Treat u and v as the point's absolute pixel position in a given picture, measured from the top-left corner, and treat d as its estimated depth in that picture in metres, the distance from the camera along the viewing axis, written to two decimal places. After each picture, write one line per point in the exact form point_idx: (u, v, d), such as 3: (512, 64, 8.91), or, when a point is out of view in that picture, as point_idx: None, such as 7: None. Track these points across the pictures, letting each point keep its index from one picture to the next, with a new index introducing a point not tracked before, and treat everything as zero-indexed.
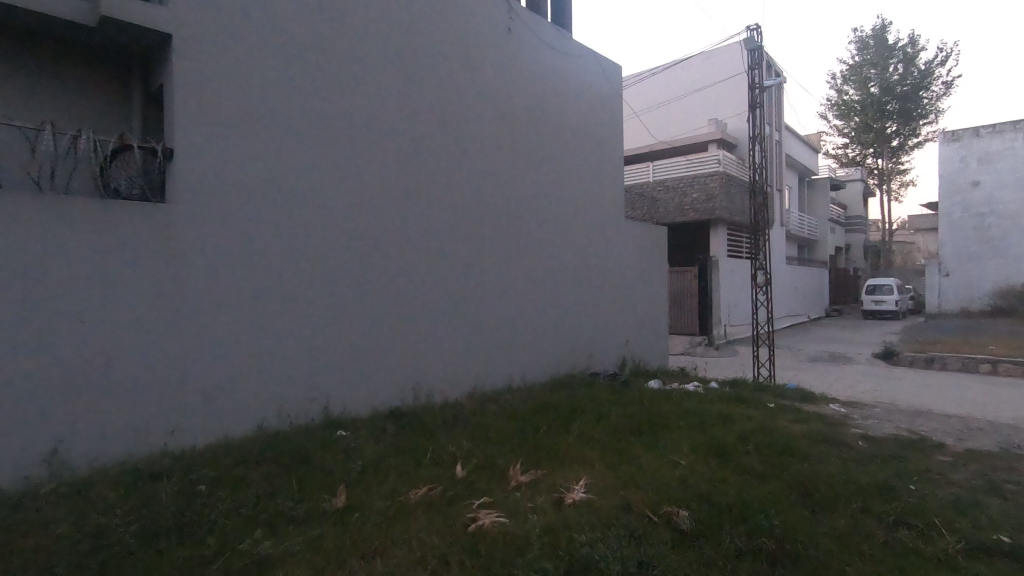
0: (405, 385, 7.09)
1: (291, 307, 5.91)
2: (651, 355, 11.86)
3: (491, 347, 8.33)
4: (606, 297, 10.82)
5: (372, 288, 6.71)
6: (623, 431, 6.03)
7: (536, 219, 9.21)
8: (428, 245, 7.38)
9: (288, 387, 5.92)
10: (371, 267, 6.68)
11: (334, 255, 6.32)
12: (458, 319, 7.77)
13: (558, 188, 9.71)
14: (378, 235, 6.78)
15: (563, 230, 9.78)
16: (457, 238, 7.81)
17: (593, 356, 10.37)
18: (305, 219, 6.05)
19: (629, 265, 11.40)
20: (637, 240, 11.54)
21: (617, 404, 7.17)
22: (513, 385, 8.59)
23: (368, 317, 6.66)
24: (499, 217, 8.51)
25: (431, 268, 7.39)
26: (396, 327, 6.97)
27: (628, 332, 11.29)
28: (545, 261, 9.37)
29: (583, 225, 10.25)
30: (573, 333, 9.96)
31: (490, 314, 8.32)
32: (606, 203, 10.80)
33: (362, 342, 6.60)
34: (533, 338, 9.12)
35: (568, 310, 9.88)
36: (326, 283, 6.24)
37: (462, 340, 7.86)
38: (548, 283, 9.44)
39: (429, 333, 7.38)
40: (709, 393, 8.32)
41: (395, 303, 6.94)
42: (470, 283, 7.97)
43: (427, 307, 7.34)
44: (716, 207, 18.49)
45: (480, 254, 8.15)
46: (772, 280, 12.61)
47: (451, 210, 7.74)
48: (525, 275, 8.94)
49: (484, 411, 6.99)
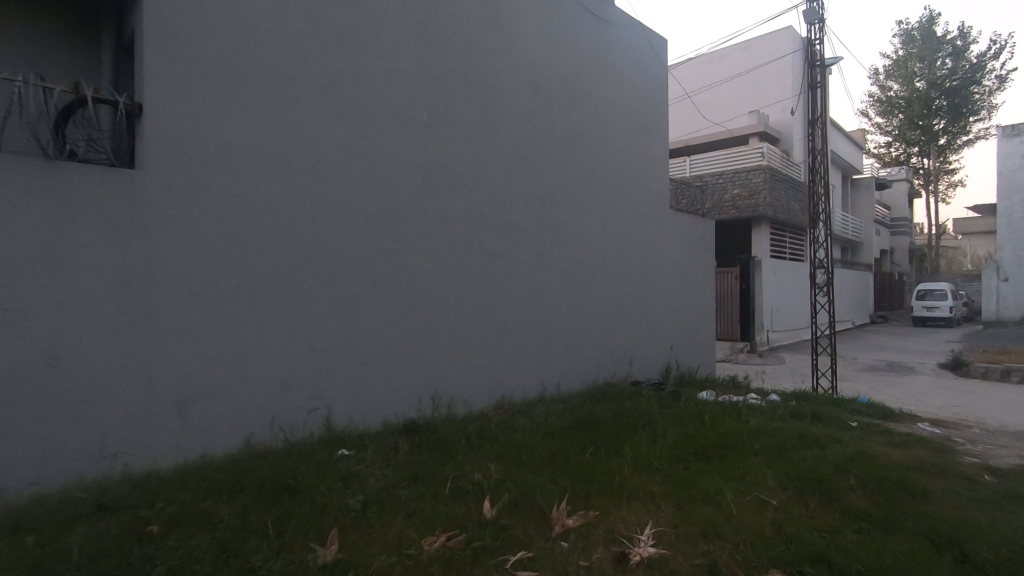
0: (423, 394, 6.10)
1: (284, 300, 4.98)
2: (698, 362, 10.67)
3: (521, 352, 7.30)
4: (649, 296, 9.68)
5: (385, 281, 5.75)
6: (689, 456, 4.91)
7: (572, 209, 8.17)
8: (450, 232, 6.41)
9: (282, 396, 4.98)
10: (383, 256, 5.73)
11: (340, 241, 5.38)
12: (483, 317, 6.76)
13: (596, 173, 8.64)
14: (391, 218, 5.82)
15: (602, 220, 8.72)
16: (484, 227, 6.82)
17: (635, 362, 9.24)
18: (305, 198, 5.13)
19: (674, 261, 10.24)
20: (682, 234, 10.39)
21: (673, 420, 6.05)
22: (546, 394, 7.53)
23: (379, 315, 5.70)
24: (531, 204, 7.50)
25: (453, 259, 6.42)
26: (413, 328, 6.00)
27: (673, 336, 10.13)
28: (582, 255, 8.31)
29: (624, 216, 9.16)
30: (613, 337, 8.86)
31: (521, 314, 7.29)
32: (649, 193, 9.69)
33: (372, 343, 5.64)
34: (568, 341, 8.05)
35: (607, 311, 8.78)
36: (329, 273, 5.30)
37: (489, 343, 6.84)
38: (585, 279, 8.37)
39: (451, 335, 6.39)
40: (776, 408, 7.11)
41: (410, 300, 5.97)
42: (498, 278, 6.96)
43: (448, 304, 6.35)
44: (760, 203, 17.14)
45: (509, 245, 7.13)
46: (833, 280, 11.27)
47: (477, 194, 6.75)
48: (559, 269, 7.89)
49: (515, 426, 5.95)
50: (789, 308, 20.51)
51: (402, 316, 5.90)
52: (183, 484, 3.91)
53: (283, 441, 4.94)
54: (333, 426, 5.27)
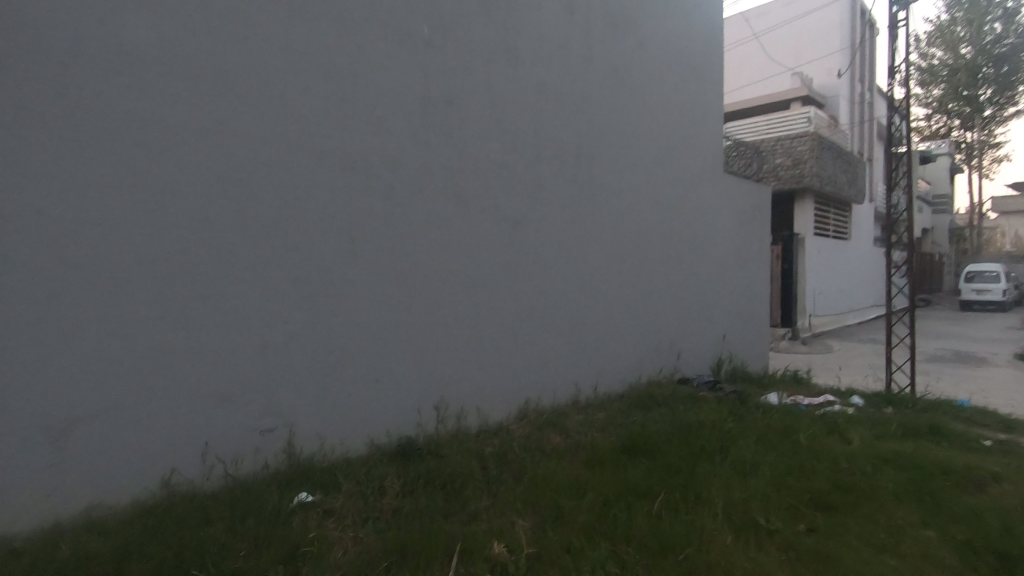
0: (423, 404, 4.63)
1: (222, 280, 3.53)
2: (751, 355, 9.09)
3: (549, 346, 5.79)
4: (699, 276, 8.09)
5: (367, 252, 4.26)
6: (806, 506, 3.39)
7: (610, 167, 6.58)
8: (455, 192, 4.91)
9: (222, 415, 3.53)
10: (363, 219, 4.25)
11: (300, 197, 3.90)
12: (500, 303, 5.27)
13: (638, 124, 7.03)
14: (374, 170, 4.34)
15: (645, 184, 7.11)
16: (500, 186, 5.30)
17: (683, 356, 7.69)
18: (247, 135, 3.66)
19: (727, 235, 8.59)
20: (735, 202, 8.75)
21: (757, 439, 4.52)
22: (580, 399, 6.03)
23: (360, 299, 4.22)
24: (560, 160, 5.93)
25: (458, 226, 4.92)
26: (407, 316, 4.52)
27: (725, 324, 8.54)
28: (620, 226, 6.75)
29: (671, 179, 7.54)
30: (657, 325, 7.31)
31: (547, 298, 5.78)
32: (700, 152, 8.03)
33: (352, 337, 4.17)
34: (606, 331, 6.54)
35: (650, 295, 7.22)
36: (286, 242, 3.84)
37: (508, 335, 5.35)
38: (625, 255, 6.82)
39: (458, 325, 4.90)
40: (879, 421, 5.54)
41: (402, 278, 4.48)
42: (518, 252, 5.45)
43: (453, 285, 4.86)
44: (806, 174, 15.34)
45: (532, 211, 5.60)
46: (912, 258, 9.54)
47: (490, 144, 5.23)
48: (594, 242, 6.36)
49: (545, 449, 4.47)
50: (832, 290, 18.72)
51: (392, 299, 4.41)
52: (30, 568, 2.52)
53: (221, 478, 3.50)
54: (296, 453, 3.82)
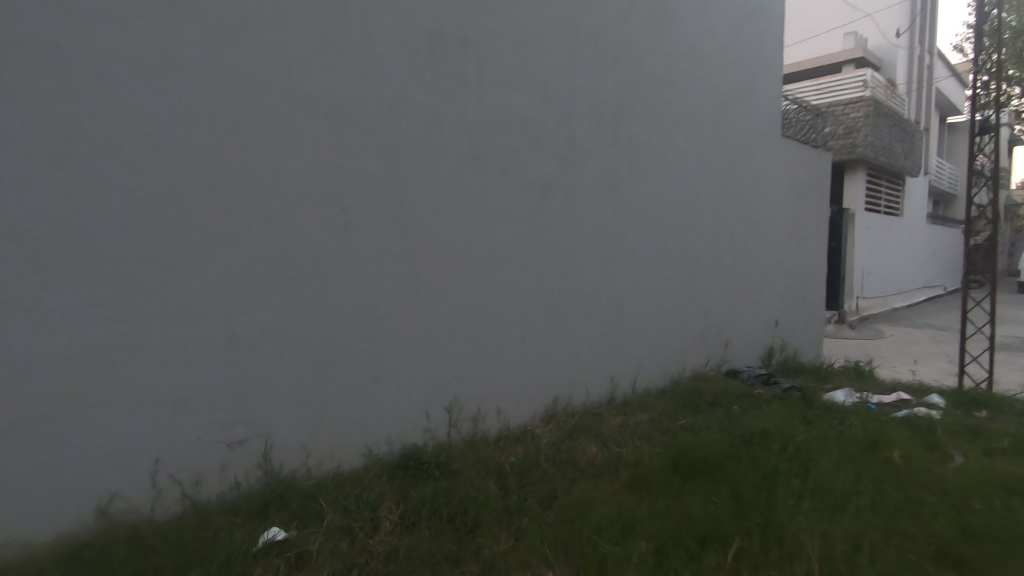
0: (432, 405, 3.88)
1: (175, 258, 2.81)
2: (806, 343, 8.14)
3: (581, 335, 4.98)
4: (751, 255, 7.13)
5: (360, 225, 3.50)
6: (929, 566, 2.58)
7: (654, 126, 5.65)
8: (470, 152, 4.10)
9: (178, 425, 2.84)
10: (356, 183, 3.47)
11: (276, 155, 3.14)
12: (524, 285, 4.48)
13: (688, 77, 6.04)
14: (369, 123, 3.55)
15: (694, 147, 6.16)
16: (524, 146, 4.47)
17: (731, 345, 6.80)
18: (205, 73, 2.89)
19: (783, 208, 7.58)
20: (794, 171, 7.70)
21: (843, 456, 3.68)
22: (617, 396, 5.23)
23: (354, 281, 3.47)
24: (596, 117, 5.04)
25: (474, 194, 4.12)
26: (412, 300, 3.76)
27: (778, 309, 7.59)
28: (664, 196, 5.84)
29: (723, 143, 6.55)
30: (704, 310, 6.43)
31: (580, 279, 4.97)
32: (757, 111, 6.99)
33: (344, 327, 3.43)
34: (646, 317, 5.70)
35: (696, 275, 6.32)
36: (260, 210, 3.09)
37: (533, 323, 4.56)
38: (669, 229, 5.93)
39: (474, 312, 4.13)
40: (981, 430, 4.61)
41: (405, 256, 3.72)
42: (545, 226, 4.63)
43: (468, 264, 4.08)
44: (860, 143, 14.00)
45: (562, 177, 4.76)
46: (996, 234, 8.37)
47: (513, 95, 4.39)
48: (634, 214, 5.48)
49: (579, 464, 3.71)
50: (882, 270, 17.39)
51: (392, 281, 3.65)
52: None
53: (179, 503, 2.83)
54: (274, 469, 3.13)
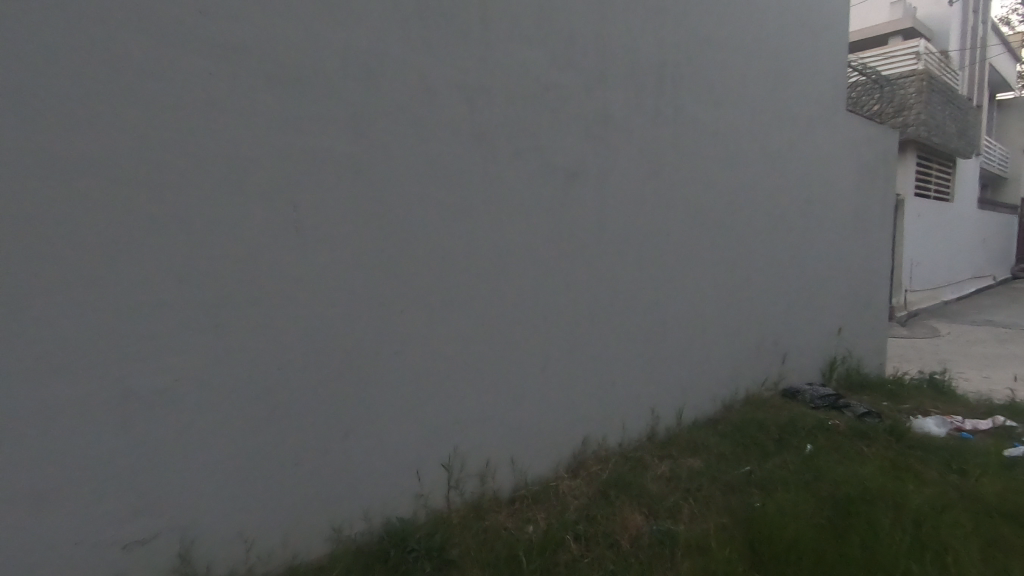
0: (425, 463, 2.97)
1: (31, 288, 1.91)
2: (869, 351, 7.06)
3: (614, 359, 4.02)
4: (812, 251, 6.06)
5: (319, 231, 2.57)
6: None
7: (705, 98, 4.60)
8: (471, 131, 3.16)
9: (44, 528, 1.97)
10: (312, 174, 2.54)
11: (190, 135, 2.21)
12: (542, 300, 3.53)
13: (743, 39, 4.95)
14: (332, 91, 2.61)
15: (750, 124, 5.09)
16: (542, 124, 3.49)
17: (789, 358, 5.77)
18: (74, 13, 1.96)
19: (848, 196, 6.47)
20: (860, 152, 6.56)
21: (982, 550, 2.75)
22: (659, 431, 4.27)
23: (310, 307, 2.54)
24: (636, 87, 4.02)
25: (475, 185, 3.17)
26: (393, 328, 2.83)
27: (840, 314, 6.51)
28: (715, 184, 4.81)
29: (782, 119, 5.46)
30: (759, 320, 5.40)
31: (612, 290, 3.99)
32: (821, 80, 5.86)
33: (299, 370, 2.52)
34: (693, 331, 4.70)
35: (749, 279, 5.29)
36: (168, 213, 2.17)
37: (554, 348, 3.62)
38: (719, 224, 4.89)
39: (477, 339, 3.19)
40: None
41: (383, 271, 2.78)
42: (569, 226, 3.67)
43: (469, 278, 3.15)
44: (914, 122, 12.67)
45: (590, 163, 3.78)
46: None
47: (529, 55, 3.40)
48: (679, 207, 4.46)
49: (621, 546, 2.81)
50: (931, 262, 16.00)
51: (365, 303, 2.73)
52: None
53: None
54: (195, 572, 2.27)
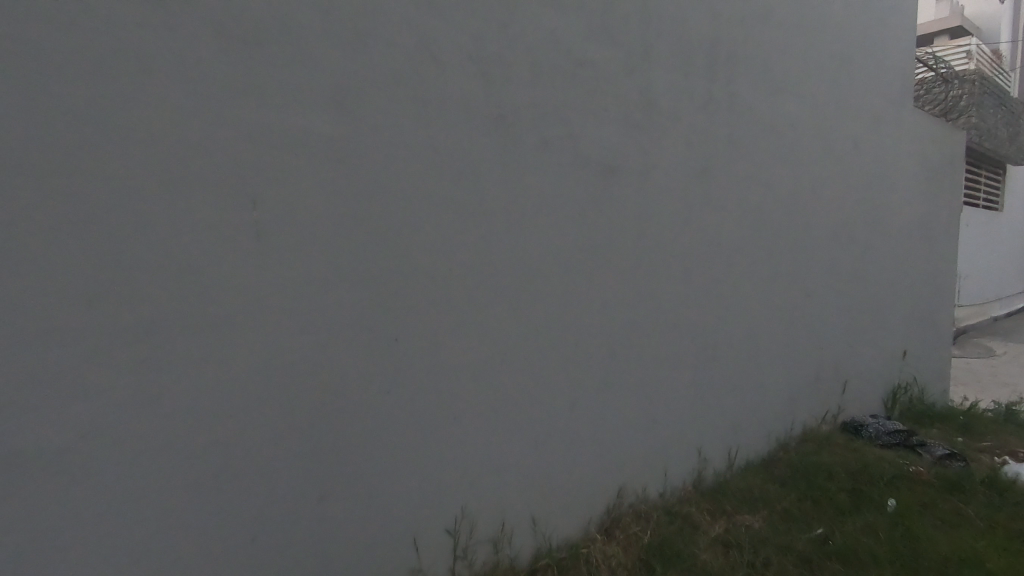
0: (420, 529, 2.39)
1: None
2: (935, 377, 6.27)
3: (654, 391, 3.38)
4: (875, 265, 5.33)
5: (283, 235, 2.04)
6: None
7: (765, 86, 3.94)
8: (484, 115, 2.59)
9: None
10: (275, 162, 2.02)
11: (112, 113, 1.70)
12: (568, 322, 2.93)
13: (805, 18, 4.27)
14: (306, 60, 2.08)
15: (811, 118, 4.40)
16: (572, 109, 2.90)
17: (849, 387, 5.05)
18: None
19: (915, 202, 5.71)
20: (929, 152, 5.80)
21: None
22: (707, 478, 3.60)
23: (269, 332, 2.01)
24: (684, 70, 3.39)
25: (489, 181, 2.60)
26: (378, 356, 2.28)
27: (905, 335, 5.75)
28: (773, 187, 4.14)
29: (847, 113, 4.76)
30: (817, 343, 4.70)
31: (652, 310, 3.36)
32: (888, 70, 5.14)
33: (253, 411, 1.99)
34: (743, 358, 4.03)
35: (807, 296, 4.59)
36: (76, 214, 1.65)
37: (583, 379, 3.01)
38: (775, 233, 4.21)
39: (486, 369, 2.62)
40: None
41: (366, 286, 2.24)
42: (602, 232, 3.06)
43: (477, 293, 2.58)
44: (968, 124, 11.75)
45: (631, 158, 3.16)
46: None
47: (556, 27, 2.81)
48: (730, 213, 3.81)
49: None
50: (978, 274, 14.98)
51: (343, 326, 2.18)
52: None
53: None
54: None
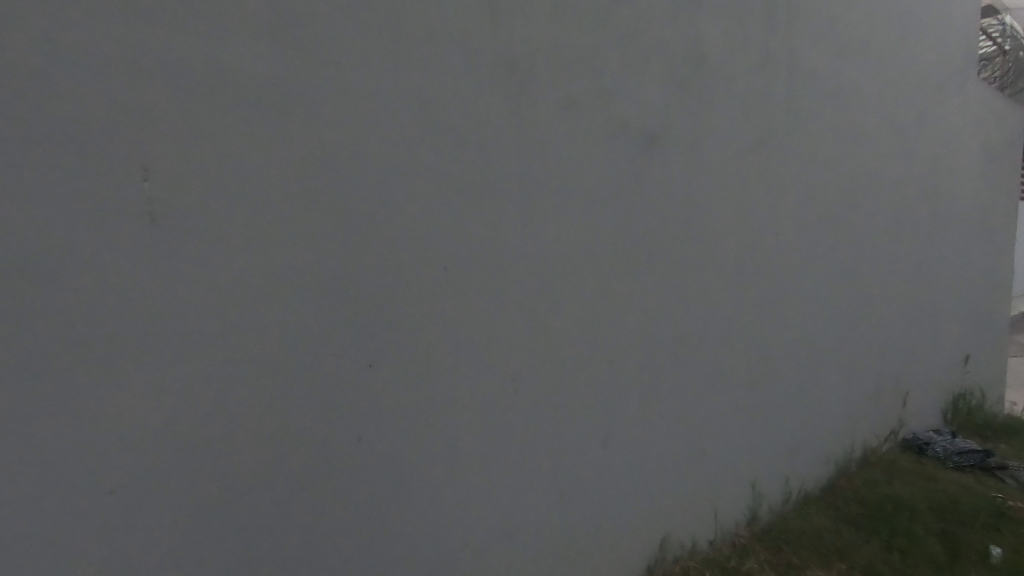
0: None
1: None
2: (997, 384, 5.59)
3: (703, 414, 2.77)
4: (939, 260, 4.65)
5: (205, 221, 1.48)
6: None
7: (831, 43, 3.27)
8: (490, 63, 2.00)
9: None
10: (199, 124, 1.47)
11: None
12: (593, 333, 2.33)
13: None
14: None
15: (878, 86, 3.71)
16: (603, 65, 2.28)
17: (911, 400, 4.39)
18: None
19: (981, 188, 5.02)
20: (997, 131, 5.10)
21: None
22: (762, 518, 2.97)
23: (192, 363, 1.46)
24: (740, 20, 2.73)
25: (495, 153, 2.02)
26: (351, 385, 1.74)
27: (968, 339, 5.08)
28: (836, 167, 3.49)
29: (915, 82, 4.07)
30: (878, 348, 4.07)
31: (699, 318, 2.72)
32: (957, 35, 4.45)
33: (169, 469, 1.45)
34: (800, 371, 3.39)
35: (869, 295, 3.96)
36: None
37: (617, 403, 2.43)
38: (836, 224, 3.56)
39: (491, 394, 2.05)
40: None
41: (326, 294, 1.68)
42: (640, 221, 2.46)
43: (478, 299, 2.01)
44: None
45: (678, 127, 2.53)
46: None
47: None
48: (788, 198, 3.16)
49: None
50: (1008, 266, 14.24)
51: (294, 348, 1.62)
52: None
53: None
54: None
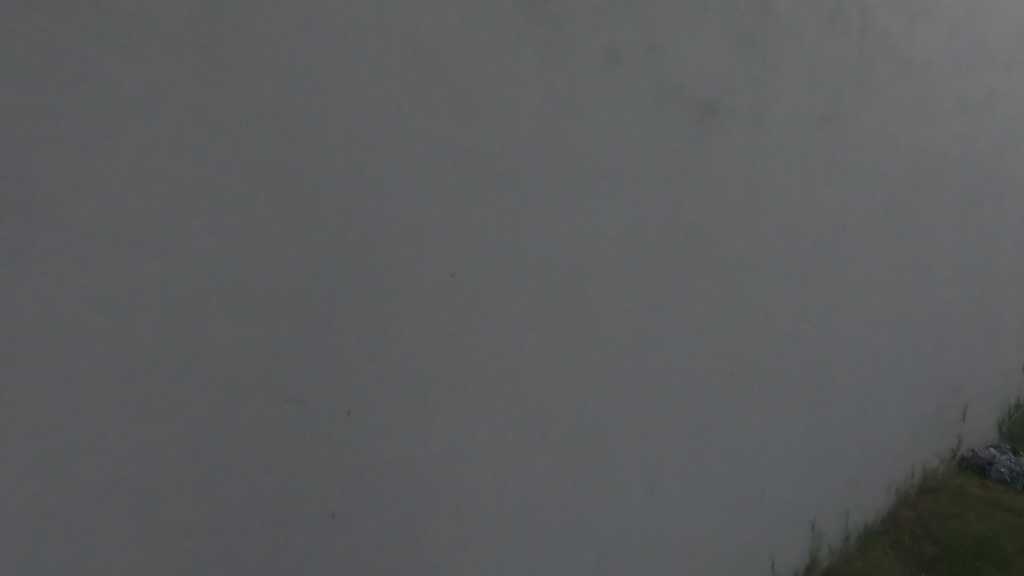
0: None
1: None
2: None
3: (757, 442, 2.35)
4: (1010, 255, 4.11)
5: (107, 197, 1.09)
6: None
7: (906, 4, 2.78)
8: (507, 20, 1.60)
9: None
10: (118, 81, 1.09)
11: None
12: (629, 353, 1.92)
13: None
14: None
15: (957, 55, 3.19)
16: (644, 25, 1.85)
17: (976, 413, 3.90)
18: None
19: None
20: None
21: None
22: (818, 563, 2.59)
23: (95, 373, 1.08)
24: None
25: (510, 117, 1.62)
26: (326, 407, 1.34)
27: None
28: (909, 150, 2.99)
29: (994, 50, 3.53)
30: (947, 359, 3.58)
31: (752, 330, 2.29)
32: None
33: (81, 547, 1.07)
34: (866, 388, 2.92)
35: (941, 299, 3.46)
36: None
37: (659, 433, 2.02)
38: (906, 216, 3.07)
39: (507, 416, 1.65)
40: None
41: (288, 285, 1.28)
42: (689, 212, 2.03)
43: (491, 299, 1.60)
44: None
45: (741, 97, 2.08)
46: None
47: None
48: (853, 187, 2.70)
49: None
50: None
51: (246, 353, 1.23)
52: None
53: None
54: None
